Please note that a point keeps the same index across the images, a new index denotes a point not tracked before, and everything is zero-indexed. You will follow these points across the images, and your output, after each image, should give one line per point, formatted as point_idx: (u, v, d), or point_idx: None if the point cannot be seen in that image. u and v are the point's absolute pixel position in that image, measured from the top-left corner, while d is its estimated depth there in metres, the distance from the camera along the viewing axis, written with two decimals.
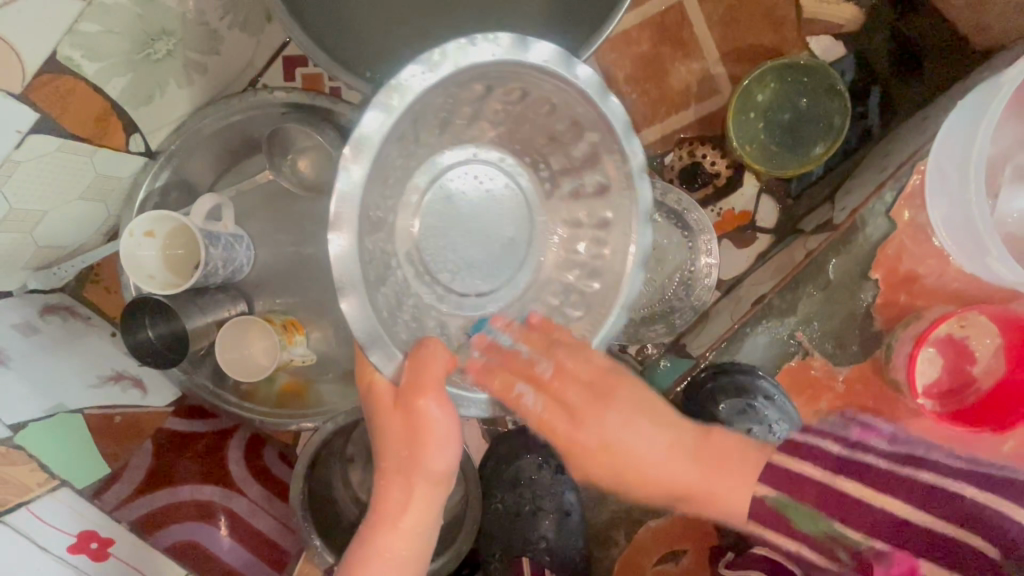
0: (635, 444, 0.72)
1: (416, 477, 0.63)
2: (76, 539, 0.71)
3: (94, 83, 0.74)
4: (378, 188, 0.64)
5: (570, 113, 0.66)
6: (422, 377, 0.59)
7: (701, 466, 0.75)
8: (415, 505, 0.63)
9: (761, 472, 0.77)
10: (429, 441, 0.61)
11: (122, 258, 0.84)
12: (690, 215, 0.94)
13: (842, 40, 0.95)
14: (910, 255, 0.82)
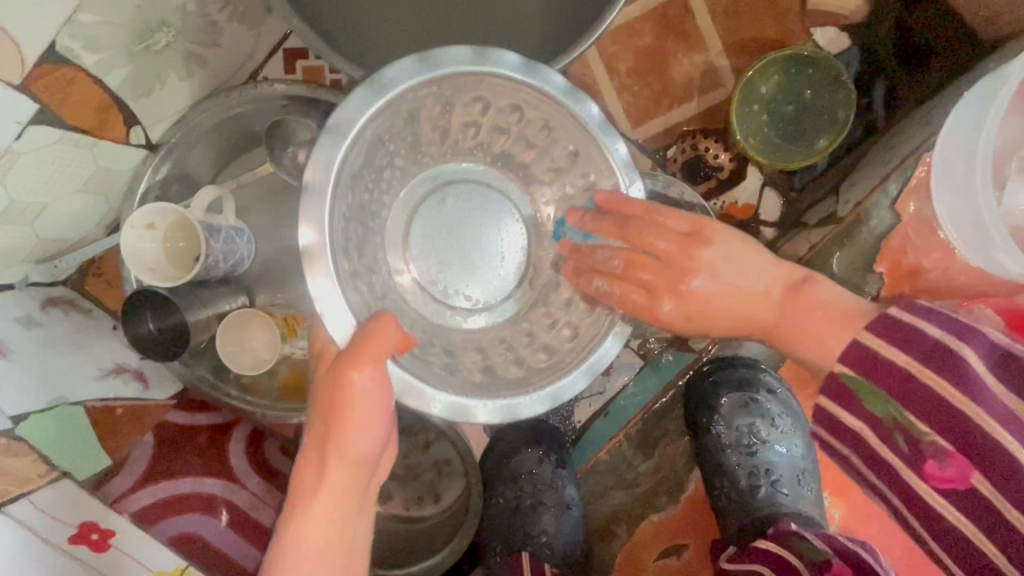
0: (727, 272, 0.68)
1: (338, 453, 0.57)
2: (76, 530, 0.70)
3: (94, 74, 0.74)
4: (365, 171, 0.67)
5: (539, 117, 0.69)
6: (365, 345, 0.56)
7: (785, 306, 0.67)
8: (332, 479, 0.58)
9: (889, 336, 0.58)
10: (358, 413, 0.56)
11: (123, 252, 0.84)
12: (692, 209, 0.94)
13: (847, 32, 0.94)
14: (915, 248, 0.82)
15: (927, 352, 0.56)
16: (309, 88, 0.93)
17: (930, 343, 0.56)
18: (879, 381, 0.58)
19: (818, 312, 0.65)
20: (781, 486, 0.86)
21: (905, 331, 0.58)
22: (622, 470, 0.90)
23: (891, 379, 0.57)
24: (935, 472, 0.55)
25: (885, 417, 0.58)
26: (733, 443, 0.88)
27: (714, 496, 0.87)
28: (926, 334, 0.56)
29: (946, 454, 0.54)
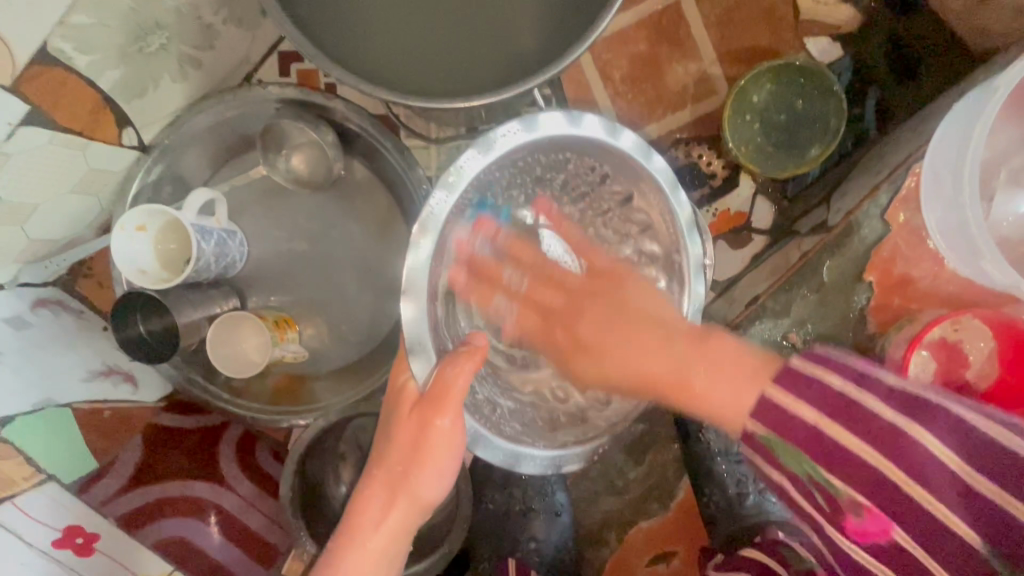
0: (603, 333, 0.63)
1: (407, 491, 0.62)
2: (61, 534, 0.71)
3: (86, 76, 0.74)
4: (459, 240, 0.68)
5: (623, 185, 0.72)
6: (445, 403, 0.59)
7: (687, 356, 0.56)
8: (391, 520, 0.62)
9: (790, 382, 0.48)
10: (433, 458, 0.61)
11: (115, 254, 0.84)
12: None
13: (839, 42, 0.95)
14: (904, 258, 0.81)
15: (832, 405, 0.46)
16: (300, 91, 0.90)
17: (837, 394, 0.46)
18: (793, 441, 0.47)
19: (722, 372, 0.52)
20: (770, 493, 0.85)
21: (804, 377, 0.47)
22: (612, 475, 0.89)
23: (800, 434, 0.46)
24: (854, 523, 0.47)
25: (806, 476, 0.47)
26: (721, 450, 0.86)
27: (704, 504, 0.86)
28: (880, 379, 0.46)
29: (862, 507, 0.46)
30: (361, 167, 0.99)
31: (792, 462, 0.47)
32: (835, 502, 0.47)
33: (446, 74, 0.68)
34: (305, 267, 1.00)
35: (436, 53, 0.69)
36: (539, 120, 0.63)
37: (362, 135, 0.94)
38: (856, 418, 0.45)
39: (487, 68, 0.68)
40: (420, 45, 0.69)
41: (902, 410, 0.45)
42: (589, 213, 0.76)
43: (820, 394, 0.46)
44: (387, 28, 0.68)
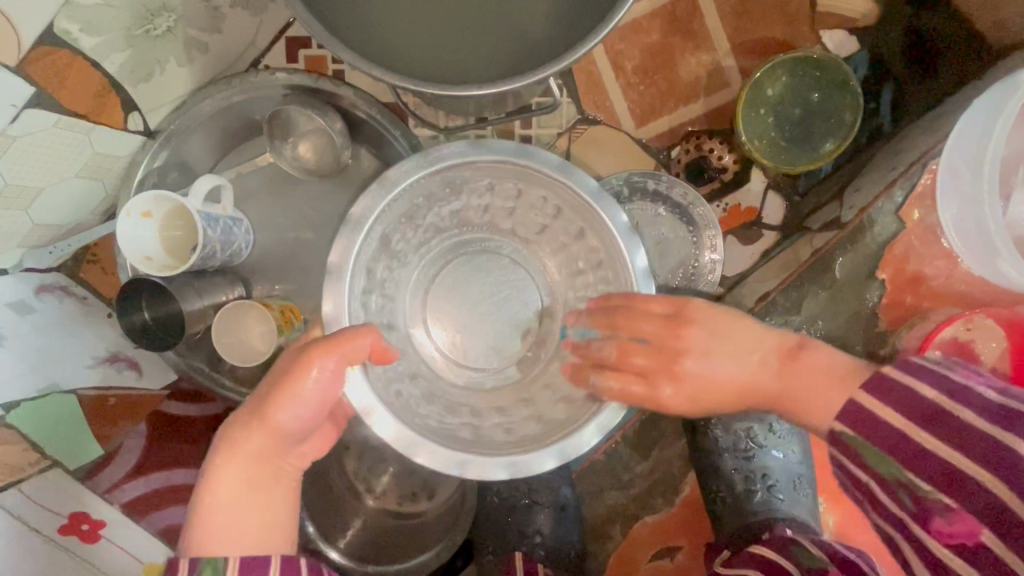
0: (716, 371, 0.63)
1: (241, 444, 0.61)
2: (66, 521, 0.75)
3: (92, 58, 0.73)
4: (410, 226, 0.76)
5: (563, 207, 0.73)
6: (311, 353, 0.60)
7: (779, 377, 0.60)
8: (227, 478, 0.60)
9: (853, 423, 0.52)
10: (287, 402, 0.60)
11: (120, 239, 0.82)
12: (696, 210, 0.94)
13: (856, 36, 0.93)
14: (917, 255, 0.81)
15: (925, 414, 0.48)
16: (312, 79, 0.91)
17: (923, 402, 0.48)
18: (870, 438, 0.50)
19: (828, 384, 0.56)
20: (776, 490, 0.84)
21: (888, 385, 0.51)
22: (618, 470, 0.89)
23: (881, 436, 0.50)
24: (942, 526, 0.46)
25: (888, 476, 0.49)
26: (729, 447, 0.86)
27: (710, 499, 0.86)
28: (918, 393, 0.49)
29: (951, 509, 0.46)
30: (369, 156, 0.98)
31: (886, 472, 0.49)
32: (921, 503, 0.47)
33: (462, 63, 0.67)
34: (311, 257, 0.99)
35: (451, 40, 0.67)
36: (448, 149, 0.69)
37: (370, 124, 0.94)
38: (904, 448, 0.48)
39: (502, 58, 0.67)
40: (434, 33, 0.67)
41: (918, 422, 0.48)
42: (539, 225, 0.79)
43: (865, 419, 0.51)
44: (401, 15, 0.67)
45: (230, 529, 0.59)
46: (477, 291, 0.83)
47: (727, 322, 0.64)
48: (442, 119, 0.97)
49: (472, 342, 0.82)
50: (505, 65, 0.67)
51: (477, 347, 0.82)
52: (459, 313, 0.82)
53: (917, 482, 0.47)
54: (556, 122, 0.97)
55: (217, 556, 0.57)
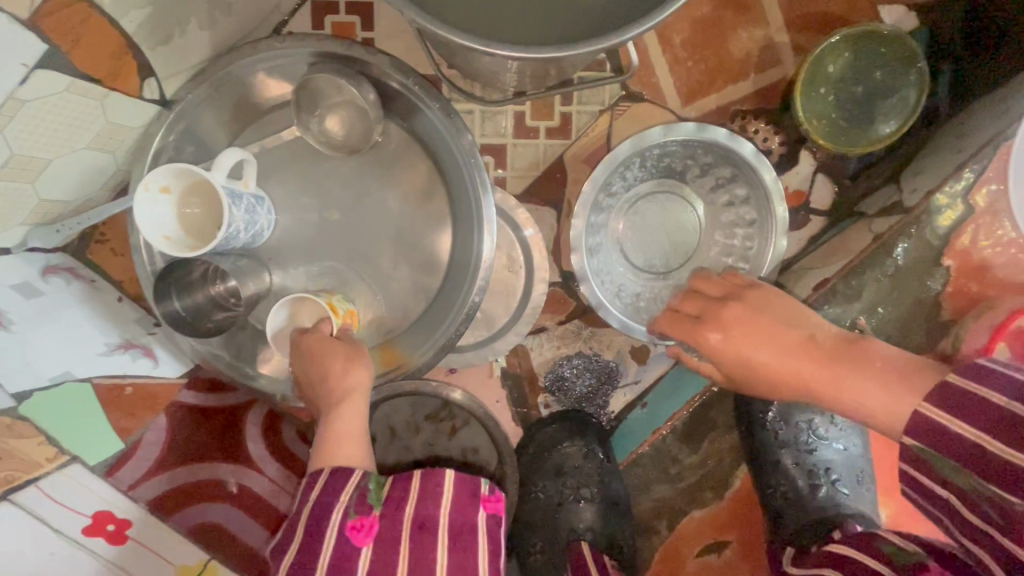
0: (765, 324, 0.64)
1: (337, 390, 0.68)
2: (91, 522, 0.66)
3: (110, 15, 0.66)
4: (619, 175, 0.90)
5: (745, 184, 0.90)
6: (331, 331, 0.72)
7: (837, 352, 0.58)
8: (340, 413, 0.67)
9: (940, 400, 0.49)
10: (347, 358, 0.70)
11: (136, 214, 0.76)
12: (765, 176, 0.86)
13: (915, 12, 0.89)
14: (982, 242, 0.78)
15: (1000, 425, 0.46)
16: (341, 44, 0.82)
17: (998, 412, 0.46)
18: (945, 455, 0.48)
19: (883, 366, 0.55)
20: (840, 485, 0.82)
21: (970, 399, 0.47)
22: (666, 462, 0.88)
23: (958, 455, 0.47)
24: None
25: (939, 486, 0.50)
26: (790, 440, 0.84)
27: (767, 496, 0.83)
28: (986, 400, 0.47)
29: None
30: (400, 131, 0.92)
31: (953, 482, 0.49)
32: (1007, 516, 0.46)
33: (564, 33, 0.59)
34: (337, 239, 0.93)
35: (542, 18, 0.61)
36: (712, 128, 0.85)
37: (404, 95, 0.86)
38: (986, 460, 0.46)
39: (606, 19, 0.59)
40: (510, 16, 0.61)
41: (992, 430, 0.46)
42: (719, 199, 0.94)
43: (931, 431, 0.49)
44: (483, 6, 0.61)
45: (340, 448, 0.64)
46: (656, 231, 0.94)
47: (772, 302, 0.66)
48: (478, 89, 0.92)
49: (662, 255, 0.94)
50: (614, 24, 0.59)
51: (670, 258, 0.94)
52: (658, 232, 0.94)
53: (995, 490, 0.46)
54: (598, 99, 0.93)
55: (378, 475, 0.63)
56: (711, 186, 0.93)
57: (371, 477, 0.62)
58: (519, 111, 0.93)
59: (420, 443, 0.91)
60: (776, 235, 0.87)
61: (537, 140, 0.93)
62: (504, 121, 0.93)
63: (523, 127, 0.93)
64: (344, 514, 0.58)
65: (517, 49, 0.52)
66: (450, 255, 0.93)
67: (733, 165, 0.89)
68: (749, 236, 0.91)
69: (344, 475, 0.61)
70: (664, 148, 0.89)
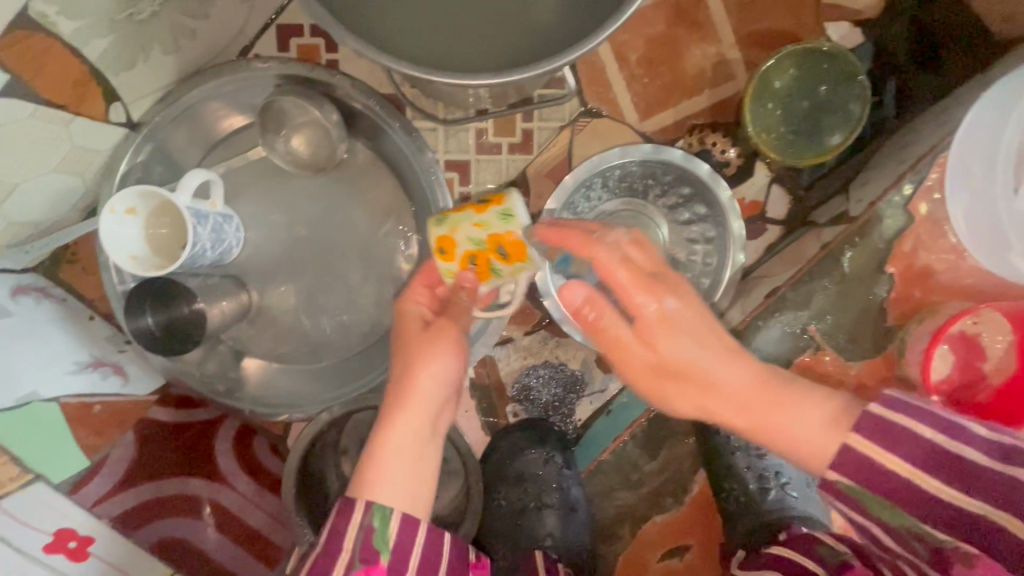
0: (694, 357, 0.57)
1: (410, 404, 0.61)
2: (53, 539, 0.67)
3: (71, 45, 0.68)
4: (580, 197, 0.92)
5: (703, 202, 0.92)
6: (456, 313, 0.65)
7: (759, 381, 0.56)
8: (401, 431, 0.60)
9: (875, 436, 0.49)
10: (431, 369, 0.62)
11: (102, 236, 0.77)
12: (721, 194, 0.89)
13: (860, 28, 0.92)
14: (926, 249, 0.81)
15: (926, 458, 0.48)
16: (304, 67, 0.85)
17: (929, 447, 0.48)
18: (877, 489, 0.49)
19: (809, 412, 0.53)
20: (790, 488, 0.87)
21: (897, 429, 0.49)
22: (628, 469, 0.88)
23: (887, 488, 0.49)
24: None
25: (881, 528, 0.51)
26: (742, 445, 0.88)
27: (723, 500, 0.86)
28: (918, 438, 0.48)
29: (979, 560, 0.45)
30: (365, 149, 0.94)
31: (888, 518, 0.50)
32: (937, 552, 0.47)
33: (524, 46, 0.61)
34: (304, 255, 0.95)
35: (499, 32, 0.62)
36: (669, 150, 0.88)
37: (368, 115, 0.89)
38: (913, 496, 0.48)
39: (561, 27, 0.61)
40: (462, 38, 0.62)
41: (920, 465, 0.48)
42: (681, 219, 0.95)
43: (864, 469, 0.49)
44: (439, 30, 0.62)
45: (392, 470, 0.58)
46: None
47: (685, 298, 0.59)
48: (441, 111, 0.95)
49: None
50: (571, 30, 0.61)
51: None
52: None
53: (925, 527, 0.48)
54: (558, 115, 0.95)
55: (387, 505, 0.57)
56: (671, 206, 0.95)
57: (375, 514, 0.56)
58: (481, 128, 0.95)
59: None
60: (734, 248, 0.90)
61: (500, 155, 0.96)
62: (467, 138, 0.95)
63: (486, 143, 0.96)
64: (349, 564, 0.54)
65: (479, 80, 0.55)
66: (416, 268, 0.95)
67: (691, 186, 0.92)
68: (709, 252, 0.93)
69: (348, 513, 0.57)
70: (624, 169, 0.91)
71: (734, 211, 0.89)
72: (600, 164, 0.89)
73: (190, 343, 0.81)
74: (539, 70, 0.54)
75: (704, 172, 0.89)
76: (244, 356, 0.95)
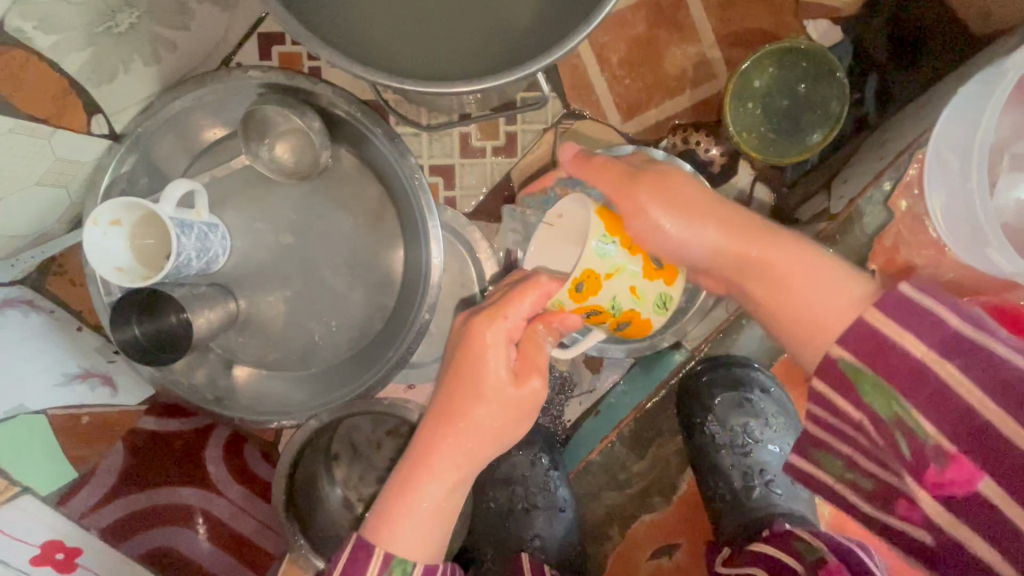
0: (691, 195, 0.65)
1: (462, 454, 0.62)
2: (39, 551, 0.67)
3: (49, 57, 0.68)
4: None
5: None
6: (533, 351, 0.63)
7: (762, 264, 0.62)
8: (436, 484, 0.62)
9: (895, 315, 0.50)
10: (508, 418, 0.63)
11: (86, 248, 0.78)
12: None
13: (840, 25, 0.93)
14: (906, 245, 0.83)
15: (947, 343, 0.48)
16: (285, 75, 0.86)
17: (948, 334, 0.48)
18: (879, 368, 0.50)
19: (835, 278, 0.58)
20: (774, 486, 0.88)
21: (919, 310, 0.49)
22: (615, 470, 0.89)
23: (895, 367, 0.50)
24: (937, 473, 0.47)
25: (875, 409, 0.51)
26: (727, 443, 0.90)
27: (710, 498, 0.89)
28: (941, 321, 0.48)
29: (948, 455, 0.47)
30: (349, 155, 0.95)
31: (875, 405, 0.51)
32: (920, 450, 0.48)
33: (510, 35, 0.58)
34: (290, 262, 0.95)
35: (481, 26, 0.59)
36: (648, 151, 0.90)
37: (350, 122, 0.89)
38: (914, 384, 0.49)
39: (544, 8, 0.58)
40: (433, 34, 0.58)
41: (938, 353, 0.48)
42: None
43: (872, 339, 0.51)
44: (419, 32, 0.58)
45: (419, 512, 0.61)
46: None
47: (689, 198, 0.65)
48: (424, 117, 0.95)
49: None
50: (555, 8, 0.57)
51: None
52: None
53: (921, 422, 0.48)
54: (541, 117, 0.96)
55: (408, 559, 0.60)
56: None
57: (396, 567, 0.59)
58: (465, 132, 0.95)
59: (381, 457, 0.97)
60: None
61: (484, 158, 0.96)
62: (451, 142, 0.96)
63: (470, 147, 0.96)
64: None
65: (474, 85, 0.53)
66: (403, 273, 0.95)
67: None
68: None
69: (368, 550, 0.59)
70: None
71: None
72: None
73: (175, 354, 0.79)
74: (513, 75, 0.52)
75: None
76: (234, 364, 0.95)
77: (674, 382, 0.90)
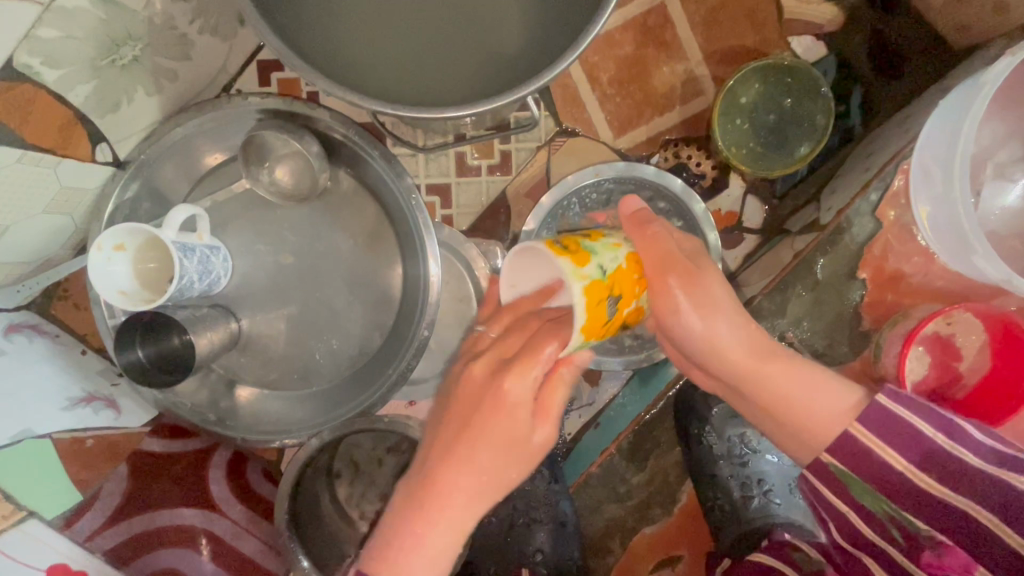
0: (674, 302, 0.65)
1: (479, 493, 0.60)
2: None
3: (55, 91, 0.71)
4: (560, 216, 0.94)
5: (676, 218, 0.94)
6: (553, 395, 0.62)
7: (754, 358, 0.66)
8: (435, 535, 0.58)
9: (882, 434, 0.59)
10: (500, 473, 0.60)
11: (91, 274, 0.79)
12: (693, 207, 0.92)
13: (823, 41, 0.95)
14: (895, 254, 0.85)
15: (924, 456, 0.57)
16: (283, 101, 0.89)
17: (927, 448, 0.57)
18: (869, 475, 0.59)
19: (825, 390, 0.63)
20: (773, 496, 0.90)
21: (902, 426, 0.58)
22: (614, 483, 0.91)
23: (883, 478, 0.59)
24: (931, 557, 0.57)
25: (903, 521, 0.59)
26: (725, 454, 0.91)
27: (708, 510, 0.90)
28: (922, 434, 0.57)
29: (943, 546, 0.57)
30: (348, 177, 0.96)
31: (868, 504, 0.60)
32: (912, 537, 0.59)
33: (503, 60, 0.60)
34: (292, 282, 0.96)
35: (476, 51, 0.60)
36: (641, 167, 0.93)
37: (347, 144, 0.92)
38: (900, 491, 0.58)
39: (535, 32, 0.59)
40: (423, 63, 0.60)
41: (920, 464, 0.57)
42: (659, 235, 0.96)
43: (862, 454, 0.59)
44: (419, 61, 0.60)
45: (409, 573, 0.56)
46: None
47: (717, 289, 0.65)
48: (420, 138, 0.97)
49: None
50: (544, 33, 0.59)
51: None
52: None
53: (910, 517, 0.58)
54: (534, 136, 0.98)
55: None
56: None
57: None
58: (460, 152, 0.97)
59: (383, 474, 0.99)
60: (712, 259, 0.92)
61: (480, 177, 0.98)
62: (447, 162, 0.98)
63: (465, 166, 0.98)
64: None
65: (471, 110, 0.54)
66: (401, 290, 0.97)
67: (666, 201, 0.95)
68: None
69: None
70: (598, 189, 0.95)
71: (708, 219, 0.92)
72: (572, 186, 0.93)
73: (178, 376, 0.81)
74: (506, 99, 0.54)
75: (677, 186, 0.93)
76: (237, 385, 0.96)
77: (674, 393, 0.93)
